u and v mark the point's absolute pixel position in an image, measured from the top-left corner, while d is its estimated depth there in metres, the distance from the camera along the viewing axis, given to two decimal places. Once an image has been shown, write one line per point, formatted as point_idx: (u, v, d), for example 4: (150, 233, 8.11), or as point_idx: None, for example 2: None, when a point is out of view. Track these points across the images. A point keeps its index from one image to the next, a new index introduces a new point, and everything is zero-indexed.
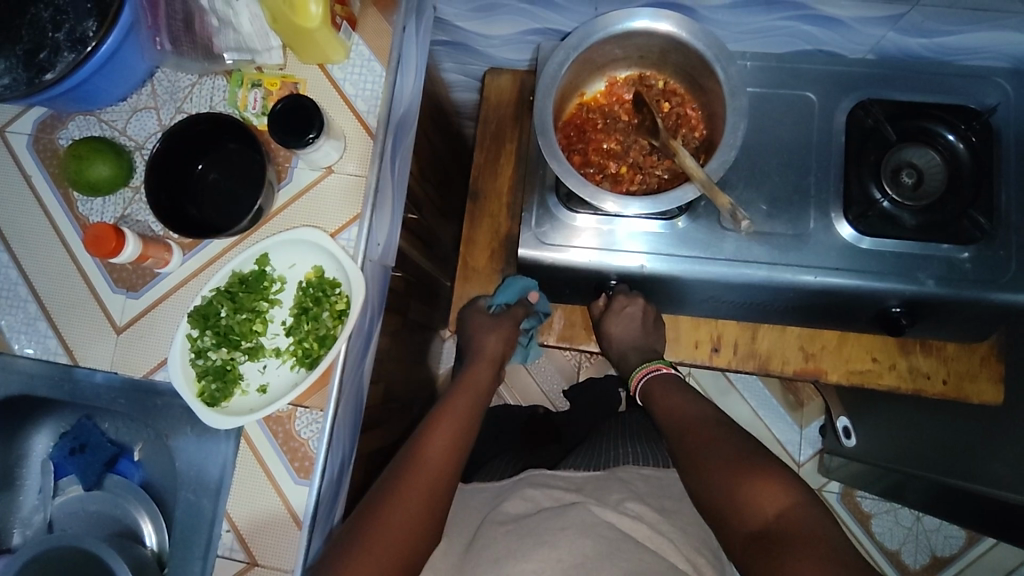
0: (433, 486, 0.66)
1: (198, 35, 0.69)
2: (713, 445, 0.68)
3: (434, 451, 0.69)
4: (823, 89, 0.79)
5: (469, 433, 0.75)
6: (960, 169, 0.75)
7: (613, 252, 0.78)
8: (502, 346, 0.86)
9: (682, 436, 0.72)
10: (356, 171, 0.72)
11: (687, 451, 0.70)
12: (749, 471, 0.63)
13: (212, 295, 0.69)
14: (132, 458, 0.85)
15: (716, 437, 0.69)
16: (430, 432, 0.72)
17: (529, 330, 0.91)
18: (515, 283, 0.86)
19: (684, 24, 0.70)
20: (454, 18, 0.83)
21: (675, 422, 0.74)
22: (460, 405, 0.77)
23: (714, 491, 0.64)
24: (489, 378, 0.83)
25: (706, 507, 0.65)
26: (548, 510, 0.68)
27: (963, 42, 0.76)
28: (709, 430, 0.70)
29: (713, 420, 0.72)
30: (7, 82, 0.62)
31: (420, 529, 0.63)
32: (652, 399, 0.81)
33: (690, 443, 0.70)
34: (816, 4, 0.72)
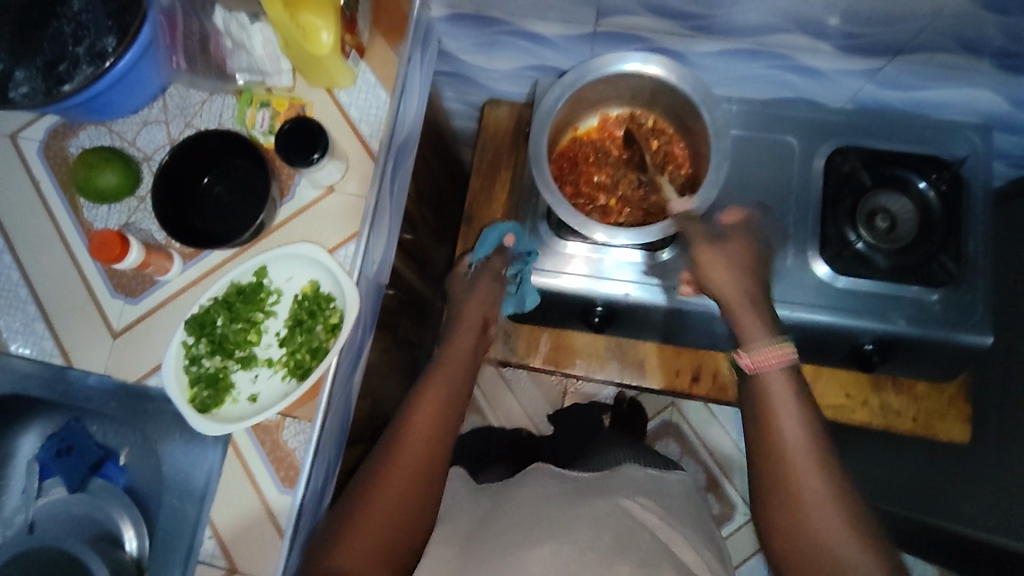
0: (422, 458, 0.64)
1: (212, 57, 0.73)
2: (813, 477, 0.60)
3: (418, 424, 0.66)
4: (804, 135, 0.83)
5: (454, 421, 0.68)
6: (931, 215, 0.79)
7: (602, 280, 0.81)
8: (485, 304, 0.81)
9: (774, 458, 0.62)
10: (356, 191, 0.75)
11: (784, 479, 0.61)
12: (855, 542, 0.58)
13: (210, 304, 0.71)
14: (118, 462, 0.84)
15: (823, 474, 0.60)
16: (415, 404, 0.68)
17: (517, 278, 0.84)
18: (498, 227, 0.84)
19: (674, 68, 0.74)
20: (458, 51, 0.88)
21: (766, 431, 0.63)
22: (440, 383, 0.70)
23: (810, 549, 0.59)
24: (475, 343, 0.77)
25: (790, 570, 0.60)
26: (535, 506, 0.70)
27: (934, 97, 0.81)
28: (812, 457, 0.61)
29: (815, 444, 0.61)
30: (25, 91, 0.64)
31: (410, 506, 0.62)
32: (759, 389, 0.64)
33: (790, 473, 0.61)
34: (797, 56, 0.77)
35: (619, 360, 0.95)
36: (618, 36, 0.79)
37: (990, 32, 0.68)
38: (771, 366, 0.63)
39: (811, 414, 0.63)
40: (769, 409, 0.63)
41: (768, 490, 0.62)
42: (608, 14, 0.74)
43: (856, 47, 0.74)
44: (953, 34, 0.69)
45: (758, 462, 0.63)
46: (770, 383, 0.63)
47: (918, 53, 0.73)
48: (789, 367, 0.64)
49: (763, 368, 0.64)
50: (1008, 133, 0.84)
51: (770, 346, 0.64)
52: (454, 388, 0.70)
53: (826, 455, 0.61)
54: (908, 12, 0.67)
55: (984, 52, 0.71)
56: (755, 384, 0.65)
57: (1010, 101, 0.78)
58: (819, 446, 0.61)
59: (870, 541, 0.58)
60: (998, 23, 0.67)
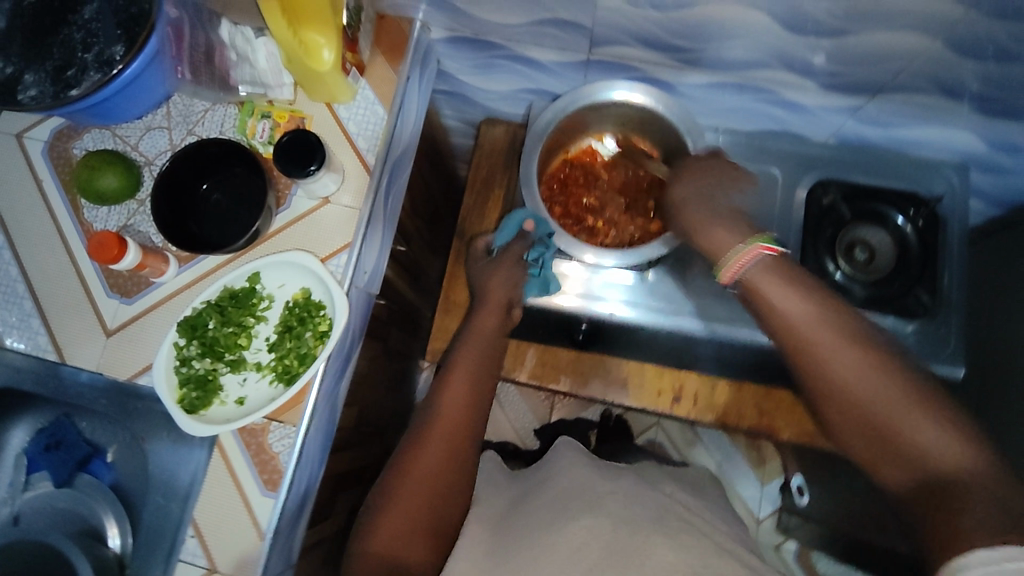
0: (459, 427, 0.67)
1: (217, 67, 0.76)
2: (844, 349, 0.54)
3: (455, 395, 0.69)
4: (789, 167, 0.88)
5: (477, 417, 0.69)
6: (909, 249, 0.82)
7: (596, 301, 0.87)
8: (505, 286, 0.81)
9: (792, 344, 0.56)
10: (351, 204, 0.77)
11: (809, 364, 0.55)
12: (902, 403, 0.51)
13: (203, 307, 0.73)
14: (105, 459, 0.86)
15: (850, 347, 0.54)
16: (450, 378, 0.71)
17: (538, 261, 0.83)
18: (518, 212, 0.81)
19: (662, 97, 0.77)
20: (456, 71, 0.91)
21: (776, 316, 0.57)
22: (462, 379, 0.71)
23: (857, 422, 0.53)
24: (496, 329, 0.78)
25: (849, 449, 0.55)
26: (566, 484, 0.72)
27: (913, 136, 0.84)
28: (830, 330, 0.55)
29: (834, 323, 0.55)
30: (34, 94, 0.66)
31: (450, 471, 0.65)
32: (751, 292, 0.59)
33: (812, 355, 0.55)
34: (781, 90, 0.80)
35: (602, 377, 0.93)
36: (610, 65, 0.82)
37: (967, 78, 0.71)
38: (744, 270, 0.59)
39: (815, 293, 0.57)
40: (770, 301, 0.58)
41: (802, 375, 0.57)
42: (601, 44, 0.77)
43: (839, 84, 0.76)
44: (932, 78, 0.72)
45: (780, 352, 0.58)
46: (761, 286, 0.58)
47: (898, 93, 0.76)
48: (767, 265, 0.59)
49: (742, 274, 0.60)
50: (985, 173, 0.86)
51: (737, 254, 0.61)
52: (476, 383, 0.71)
53: (846, 326, 0.55)
54: (889, 55, 0.69)
55: (962, 96, 0.74)
56: (744, 291, 0.60)
57: (988, 144, 0.81)
58: (835, 322, 0.55)
59: (923, 398, 0.51)
60: (974, 70, 0.70)
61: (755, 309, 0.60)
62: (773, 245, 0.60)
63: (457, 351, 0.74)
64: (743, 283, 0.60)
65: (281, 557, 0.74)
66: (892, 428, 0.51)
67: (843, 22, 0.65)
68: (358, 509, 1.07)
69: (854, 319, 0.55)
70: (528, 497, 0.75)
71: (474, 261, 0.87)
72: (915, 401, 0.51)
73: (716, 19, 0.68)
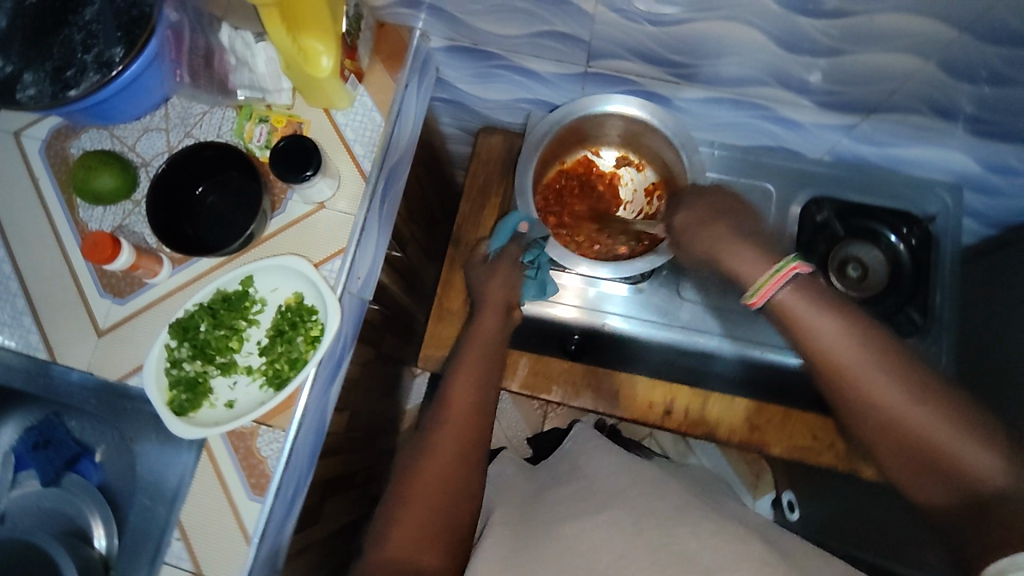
0: (466, 430, 0.66)
1: (216, 71, 0.76)
2: (879, 374, 0.57)
3: (460, 398, 0.68)
4: (782, 183, 0.88)
5: (482, 421, 0.68)
6: (902, 269, 0.84)
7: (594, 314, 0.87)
8: (504, 288, 0.81)
9: (829, 372, 0.59)
10: (346, 209, 0.77)
11: (849, 389, 0.58)
12: (943, 424, 0.55)
13: (195, 309, 0.73)
14: (93, 459, 0.86)
15: (888, 371, 0.57)
16: (455, 382, 0.70)
17: (534, 265, 0.83)
18: (516, 215, 0.80)
19: (657, 111, 0.77)
20: (454, 80, 0.92)
21: (811, 343, 0.60)
22: (464, 383, 0.70)
23: (901, 445, 0.56)
24: (496, 331, 0.77)
25: (889, 469, 0.58)
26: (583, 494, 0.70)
27: (907, 155, 0.84)
28: (868, 356, 0.57)
29: (872, 349, 0.58)
30: (33, 94, 0.66)
31: (458, 475, 0.64)
32: (786, 318, 0.62)
33: (851, 381, 0.58)
34: (776, 107, 0.81)
35: (594, 389, 0.92)
36: (607, 78, 0.83)
37: (961, 100, 0.71)
38: (776, 293, 0.62)
39: (849, 317, 0.60)
40: (806, 328, 0.60)
41: (840, 400, 0.59)
42: (599, 57, 0.78)
43: (834, 103, 0.77)
44: (926, 98, 0.73)
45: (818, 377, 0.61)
46: (793, 311, 0.61)
47: (892, 112, 0.76)
48: (798, 284, 0.62)
49: (773, 298, 0.62)
50: (978, 194, 0.87)
51: (770, 277, 0.63)
52: (480, 386, 0.70)
53: (884, 350, 0.58)
54: (884, 75, 0.70)
55: (956, 117, 0.75)
56: (777, 315, 0.63)
57: (982, 164, 0.82)
58: (871, 347, 0.57)
59: (959, 418, 0.55)
60: (969, 93, 0.70)
61: (789, 333, 0.62)
62: (801, 266, 0.62)
63: (459, 356, 0.74)
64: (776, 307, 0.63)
65: (267, 562, 0.74)
66: (935, 449, 0.55)
67: (839, 42, 0.66)
68: (348, 514, 1.06)
69: (890, 342, 0.58)
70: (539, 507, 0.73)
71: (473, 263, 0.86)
72: (957, 422, 0.55)
73: (713, 36, 0.69)
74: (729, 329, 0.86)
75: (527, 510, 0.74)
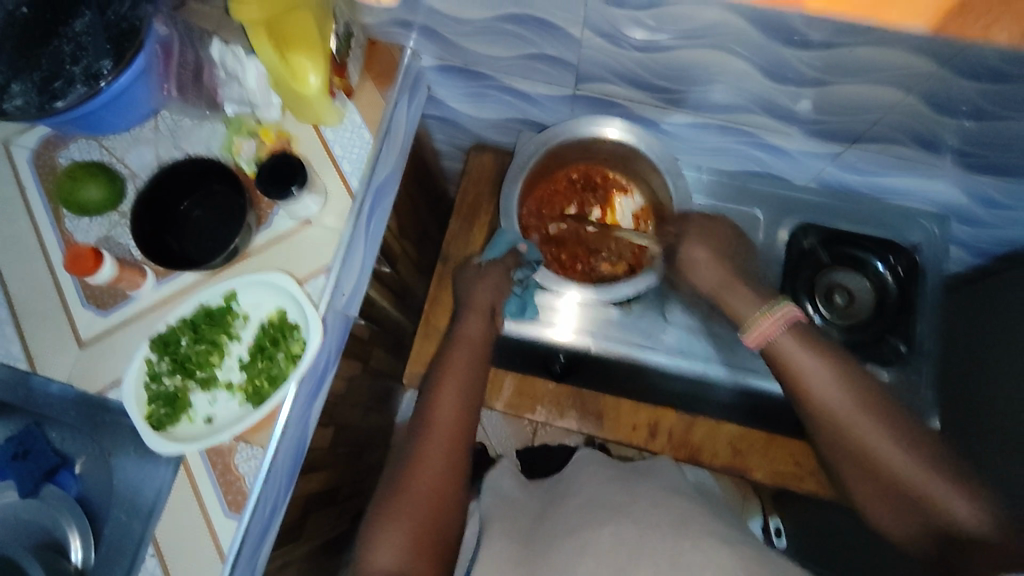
0: (453, 434, 0.69)
1: (205, 85, 0.77)
2: (863, 420, 0.58)
3: (446, 402, 0.70)
4: (769, 209, 0.88)
5: (466, 431, 0.70)
6: (887, 299, 0.84)
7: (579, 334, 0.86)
8: (490, 296, 0.81)
9: (819, 416, 0.60)
10: (332, 225, 0.77)
11: (836, 434, 0.60)
12: (926, 472, 0.56)
13: (177, 324, 0.73)
14: (72, 471, 0.87)
15: (872, 417, 0.58)
16: (440, 385, 0.72)
17: (523, 282, 0.83)
18: (504, 234, 0.80)
19: (643, 134, 0.78)
20: (445, 98, 0.92)
21: (800, 387, 0.61)
22: (450, 391, 0.71)
23: (885, 487, 0.58)
24: (483, 336, 0.77)
25: (873, 505, 0.61)
26: (581, 508, 0.72)
27: (892, 184, 0.85)
28: (853, 403, 0.59)
29: (858, 395, 0.59)
30: (19, 104, 0.66)
31: (449, 477, 0.67)
32: (777, 356, 0.63)
33: (838, 426, 0.59)
34: (763, 134, 0.81)
35: (579, 408, 0.92)
36: (596, 101, 0.83)
37: (944, 133, 0.72)
38: (772, 335, 0.63)
39: (838, 360, 0.61)
40: (796, 371, 0.61)
41: (829, 443, 0.61)
42: (586, 80, 0.78)
43: (819, 132, 0.77)
44: (909, 130, 0.73)
45: (806, 418, 0.62)
46: (786, 352, 0.62)
47: (875, 143, 0.77)
48: (793, 324, 0.63)
49: (769, 340, 0.63)
50: (964, 224, 0.87)
51: (763, 317, 0.64)
52: (466, 395, 0.71)
53: (871, 396, 0.59)
54: (867, 106, 0.70)
55: (941, 149, 0.75)
56: (770, 354, 0.64)
57: (969, 196, 0.82)
58: (859, 392, 0.59)
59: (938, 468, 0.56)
60: (952, 126, 0.71)
61: (778, 373, 0.64)
62: (794, 309, 0.64)
63: (443, 361, 0.75)
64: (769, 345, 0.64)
65: None
66: (916, 495, 0.57)
67: (823, 73, 0.66)
68: (331, 530, 1.06)
69: (876, 388, 0.60)
70: (539, 528, 0.74)
71: (463, 272, 0.86)
72: (939, 469, 0.56)
73: (698, 64, 0.69)
74: (716, 354, 0.86)
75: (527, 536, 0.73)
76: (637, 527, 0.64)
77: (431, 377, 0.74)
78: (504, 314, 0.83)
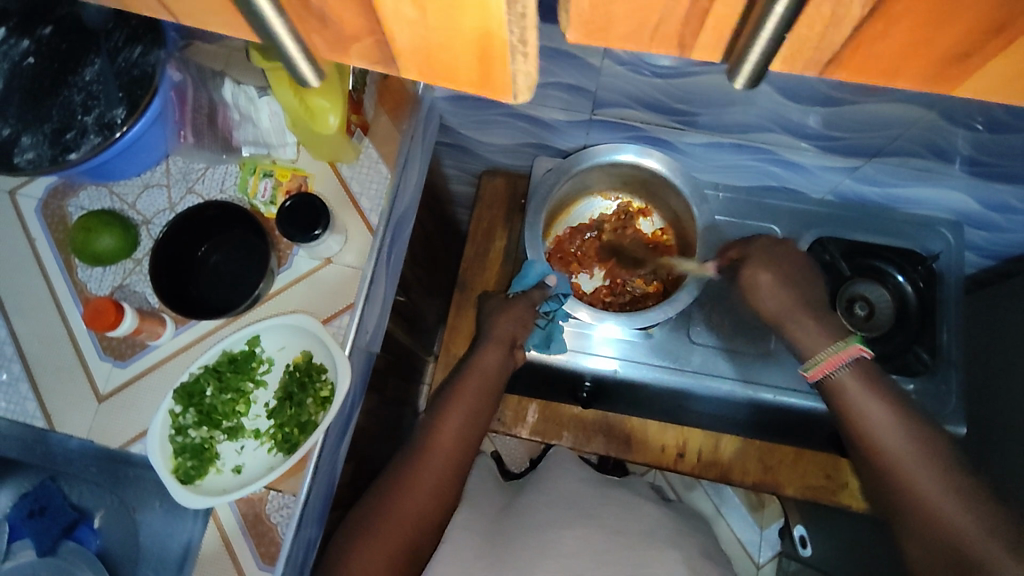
0: (448, 456, 0.70)
1: (219, 129, 0.76)
2: (916, 458, 0.61)
3: (449, 428, 0.72)
4: (786, 224, 0.89)
5: (467, 454, 0.72)
6: (908, 309, 0.84)
7: (588, 356, 0.84)
8: (512, 325, 0.80)
9: (876, 453, 0.64)
10: (353, 263, 0.76)
11: (885, 470, 0.63)
12: (971, 519, 0.57)
13: (200, 372, 0.70)
14: (91, 525, 0.83)
15: (925, 455, 0.61)
16: (443, 412, 0.73)
17: (549, 315, 0.81)
18: (532, 266, 0.79)
19: (666, 161, 0.79)
20: (457, 126, 0.91)
21: (858, 423, 0.65)
22: (458, 413, 0.73)
23: (922, 528, 0.59)
24: (498, 365, 0.77)
25: (915, 562, 0.61)
26: (550, 507, 0.78)
27: (907, 194, 0.86)
28: (911, 445, 0.62)
29: (915, 438, 0.62)
30: (31, 157, 0.63)
31: (440, 494, 0.68)
32: (837, 394, 0.68)
33: (892, 467, 0.62)
34: (780, 151, 0.81)
35: (605, 433, 0.95)
36: (612, 124, 0.83)
37: (959, 142, 0.72)
38: (835, 371, 0.67)
39: (897, 406, 0.65)
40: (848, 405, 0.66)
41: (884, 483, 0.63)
42: (604, 106, 0.78)
43: (835, 147, 0.78)
44: (926, 143, 0.74)
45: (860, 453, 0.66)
46: (845, 389, 0.67)
47: (894, 156, 0.77)
48: (859, 367, 0.67)
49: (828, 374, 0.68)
50: (979, 229, 0.88)
51: (829, 354, 0.69)
52: (470, 417, 0.73)
53: (926, 438, 0.62)
54: (886, 123, 0.71)
55: (953, 157, 0.75)
56: (834, 391, 0.68)
57: (981, 203, 0.83)
58: (911, 437, 0.63)
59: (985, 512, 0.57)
60: (967, 137, 0.71)
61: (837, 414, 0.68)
62: (861, 350, 0.68)
63: (455, 384, 0.75)
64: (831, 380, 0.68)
65: None
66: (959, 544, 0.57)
67: (839, 92, 0.66)
68: None
69: (939, 442, 0.62)
70: (511, 512, 0.81)
71: (490, 300, 0.85)
72: (981, 518, 0.57)
73: (716, 86, 0.69)
74: (744, 373, 0.84)
75: (497, 523, 0.78)
76: (605, 540, 0.71)
77: (438, 400, 0.75)
78: (527, 345, 0.82)
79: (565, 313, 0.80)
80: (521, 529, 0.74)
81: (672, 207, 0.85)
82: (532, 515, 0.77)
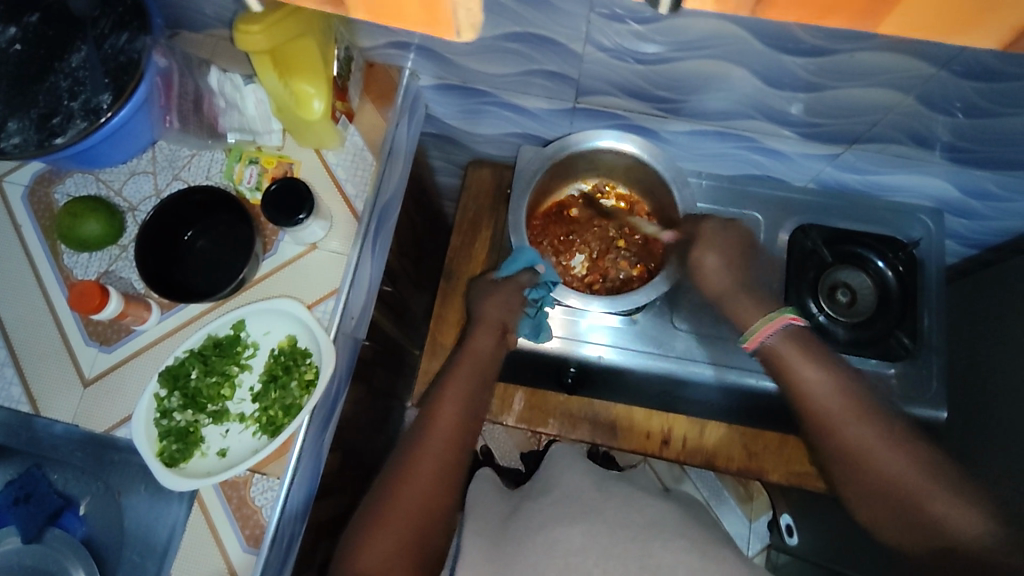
0: (453, 443, 0.70)
1: (205, 115, 0.77)
2: (862, 425, 0.63)
3: (449, 416, 0.72)
4: (768, 211, 0.90)
5: (468, 438, 0.72)
6: (890, 294, 0.84)
7: (579, 342, 0.86)
8: (503, 312, 0.81)
9: (818, 417, 0.65)
10: (338, 248, 0.76)
11: (837, 445, 0.63)
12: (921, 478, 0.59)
13: (186, 355, 0.71)
14: (77, 512, 0.84)
15: (869, 423, 0.63)
16: (441, 401, 0.73)
17: (537, 303, 0.82)
18: (520, 252, 0.79)
19: (646, 148, 0.80)
20: (444, 116, 0.93)
21: (799, 390, 0.67)
22: (455, 401, 0.73)
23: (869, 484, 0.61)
24: (492, 352, 0.78)
25: (864, 511, 0.63)
26: (548, 508, 0.75)
27: (886, 181, 0.86)
28: (858, 413, 0.63)
29: (854, 400, 0.64)
30: (17, 142, 0.64)
31: (444, 483, 0.68)
32: (780, 364, 0.69)
33: (833, 427, 0.64)
34: (760, 139, 0.82)
35: (592, 421, 0.95)
36: (596, 113, 0.84)
37: (937, 129, 0.73)
38: (768, 340, 0.70)
39: (843, 376, 0.66)
40: (799, 385, 0.66)
41: (827, 445, 0.65)
42: (586, 94, 0.79)
43: (816, 135, 0.79)
44: (906, 130, 0.75)
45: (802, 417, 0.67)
46: (789, 359, 0.68)
47: (874, 143, 0.78)
48: (790, 333, 0.69)
49: (767, 346, 0.70)
50: (958, 217, 0.89)
51: (762, 324, 0.71)
52: (468, 405, 0.74)
53: (867, 402, 0.64)
54: (864, 108, 0.72)
55: (933, 144, 0.76)
56: (773, 361, 0.69)
57: (961, 190, 0.84)
58: (863, 409, 0.63)
59: (929, 471, 0.60)
60: (945, 123, 0.72)
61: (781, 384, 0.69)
62: (792, 318, 0.70)
63: (450, 371, 0.76)
64: (769, 350, 0.70)
65: None
66: (948, 541, 0.57)
67: (817, 77, 0.67)
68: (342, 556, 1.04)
69: (877, 404, 0.64)
70: (519, 513, 0.78)
71: (478, 283, 0.86)
72: (923, 468, 0.60)
73: (698, 73, 0.70)
74: (723, 358, 0.85)
75: (500, 530, 0.76)
76: (609, 533, 0.66)
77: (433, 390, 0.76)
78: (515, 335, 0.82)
79: (552, 299, 0.81)
80: (525, 533, 0.70)
81: (655, 195, 0.87)
82: (531, 519, 0.74)
